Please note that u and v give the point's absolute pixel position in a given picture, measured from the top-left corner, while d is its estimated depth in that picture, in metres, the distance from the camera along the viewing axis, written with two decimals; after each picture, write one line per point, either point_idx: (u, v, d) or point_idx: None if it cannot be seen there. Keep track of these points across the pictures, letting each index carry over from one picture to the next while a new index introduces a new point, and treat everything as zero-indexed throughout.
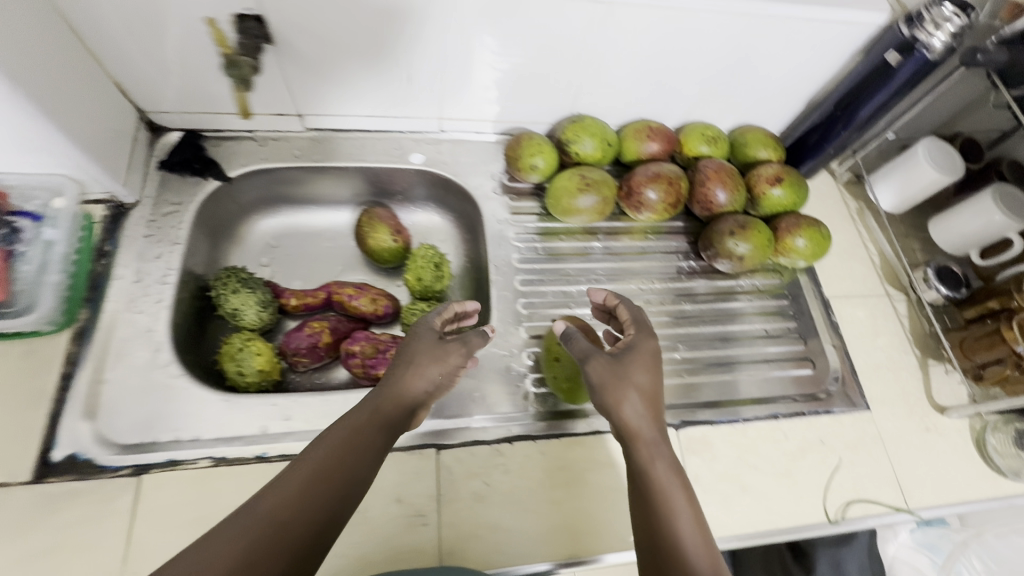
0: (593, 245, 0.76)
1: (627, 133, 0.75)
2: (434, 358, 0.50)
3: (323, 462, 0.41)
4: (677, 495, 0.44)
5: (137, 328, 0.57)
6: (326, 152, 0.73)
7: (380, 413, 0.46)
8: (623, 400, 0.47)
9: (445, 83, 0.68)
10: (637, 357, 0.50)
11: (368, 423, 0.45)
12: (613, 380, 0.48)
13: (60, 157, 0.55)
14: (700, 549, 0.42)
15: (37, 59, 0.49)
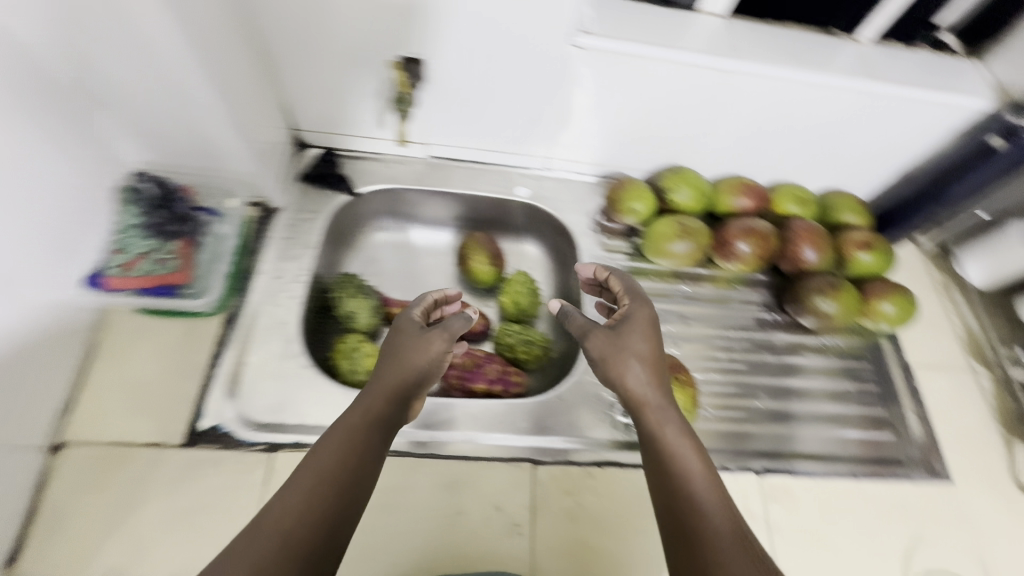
0: (680, 289, 0.79)
1: (722, 187, 0.79)
2: (420, 347, 0.54)
3: (326, 463, 0.44)
4: (686, 448, 0.48)
5: (275, 320, 0.63)
6: (442, 178, 0.80)
7: (374, 406, 0.49)
8: (624, 361, 0.52)
9: (563, 127, 0.74)
10: (631, 324, 0.55)
11: (363, 417, 0.48)
12: (614, 352, 0.53)
13: (239, 165, 0.63)
14: (715, 497, 0.45)
15: (238, 80, 0.58)
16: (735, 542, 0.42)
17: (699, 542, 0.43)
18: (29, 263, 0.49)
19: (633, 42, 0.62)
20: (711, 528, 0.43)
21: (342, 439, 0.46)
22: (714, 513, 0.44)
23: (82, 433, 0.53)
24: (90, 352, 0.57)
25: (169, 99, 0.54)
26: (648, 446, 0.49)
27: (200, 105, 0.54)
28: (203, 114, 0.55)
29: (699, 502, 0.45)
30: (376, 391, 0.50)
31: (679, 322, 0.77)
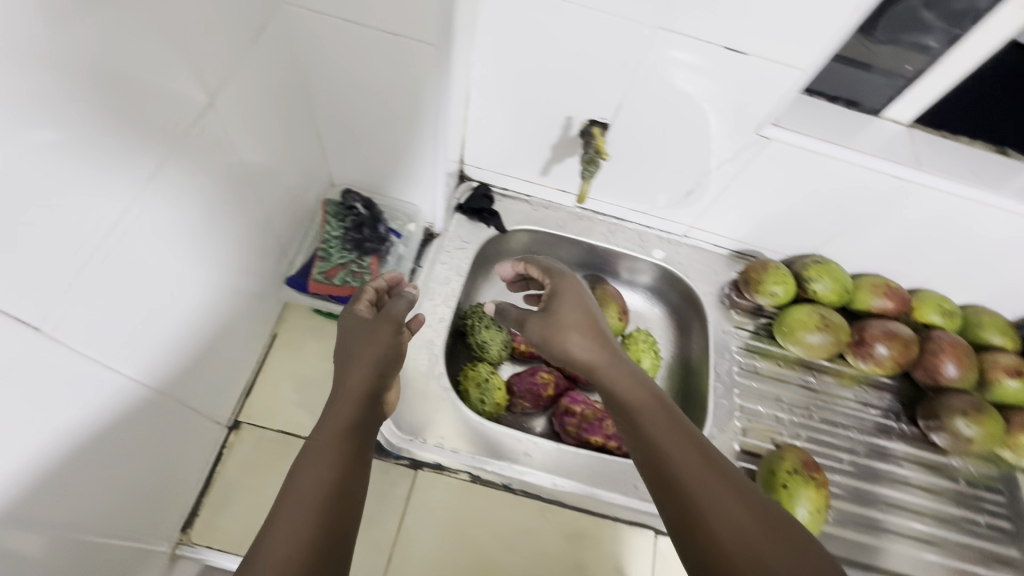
0: (805, 378, 0.78)
1: (863, 284, 0.78)
2: (371, 336, 0.56)
3: (323, 469, 0.44)
4: (649, 401, 0.48)
5: (424, 340, 0.68)
6: (583, 229, 0.83)
7: (342, 415, 0.48)
8: (569, 338, 0.53)
9: (716, 202, 0.76)
10: (561, 305, 0.55)
11: (337, 424, 0.48)
12: (554, 332, 0.54)
13: (425, 194, 0.70)
14: (681, 440, 0.45)
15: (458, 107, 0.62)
16: (714, 479, 0.42)
17: (681, 493, 0.42)
18: (244, 257, 0.57)
19: (821, 140, 0.63)
20: (690, 475, 0.43)
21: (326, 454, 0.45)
22: (685, 458, 0.44)
23: (257, 415, 0.58)
24: (271, 342, 0.62)
25: (386, 129, 0.61)
26: (618, 414, 0.49)
27: (415, 141, 0.62)
28: (415, 148, 0.63)
29: (671, 452, 0.44)
30: (341, 406, 0.49)
31: (802, 413, 0.75)
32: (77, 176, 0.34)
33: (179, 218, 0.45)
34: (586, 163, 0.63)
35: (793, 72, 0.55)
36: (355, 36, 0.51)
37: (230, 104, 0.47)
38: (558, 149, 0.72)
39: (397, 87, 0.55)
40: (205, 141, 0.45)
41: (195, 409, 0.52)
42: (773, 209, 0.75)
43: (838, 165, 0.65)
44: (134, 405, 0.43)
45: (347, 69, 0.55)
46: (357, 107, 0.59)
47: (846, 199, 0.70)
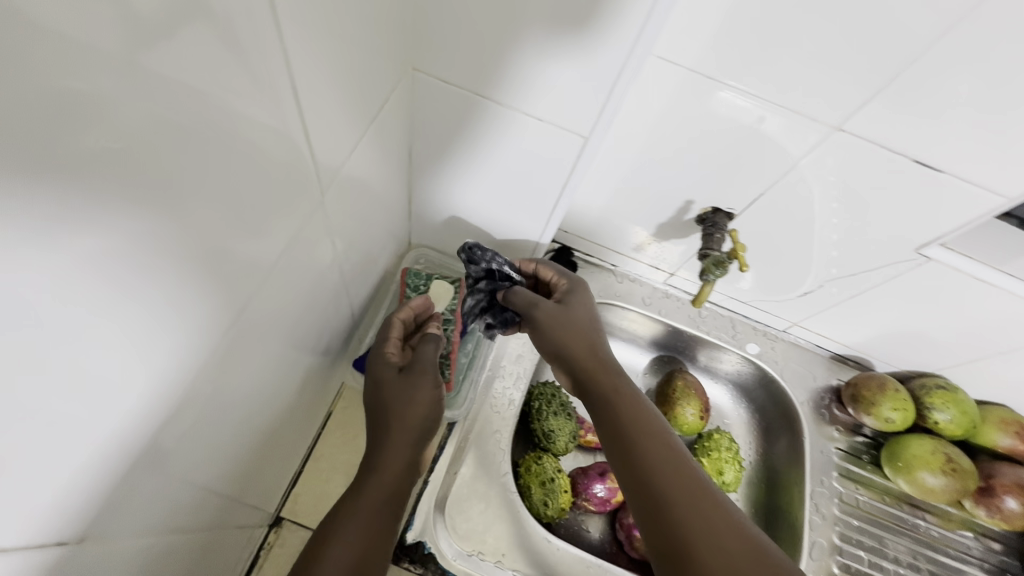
0: (910, 518, 0.67)
1: (989, 417, 0.67)
2: (411, 394, 0.48)
3: (350, 544, 0.39)
4: (640, 412, 0.44)
5: (490, 430, 0.60)
6: (671, 310, 0.74)
7: (383, 480, 0.44)
8: (577, 337, 0.49)
9: (834, 305, 0.66)
10: (577, 305, 0.52)
11: (377, 489, 0.43)
12: (562, 323, 0.50)
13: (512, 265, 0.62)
14: (668, 454, 0.41)
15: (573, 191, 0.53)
16: (697, 498, 0.38)
17: (664, 507, 0.38)
18: (320, 336, 0.49)
19: (983, 264, 0.53)
20: (672, 492, 0.39)
21: (360, 525, 0.41)
22: (670, 472, 0.40)
23: (302, 510, 0.50)
24: (324, 421, 0.55)
25: (491, 203, 0.53)
26: (607, 420, 0.45)
27: (516, 218, 0.54)
28: (516, 223, 0.55)
29: (657, 466, 0.40)
30: (381, 470, 0.44)
31: (906, 561, 0.65)
32: (182, 300, 0.26)
33: (268, 319, 0.37)
34: (712, 263, 0.55)
35: (994, 198, 0.46)
36: (494, 111, 0.43)
37: (341, 179, 0.40)
38: (664, 228, 0.64)
39: (525, 166, 0.47)
40: (307, 225, 0.38)
41: (242, 518, 0.44)
42: (900, 324, 0.65)
43: (1000, 295, 0.56)
44: (185, 536, 0.36)
45: (469, 140, 0.46)
46: (464, 178, 0.51)
47: (994, 328, 0.60)
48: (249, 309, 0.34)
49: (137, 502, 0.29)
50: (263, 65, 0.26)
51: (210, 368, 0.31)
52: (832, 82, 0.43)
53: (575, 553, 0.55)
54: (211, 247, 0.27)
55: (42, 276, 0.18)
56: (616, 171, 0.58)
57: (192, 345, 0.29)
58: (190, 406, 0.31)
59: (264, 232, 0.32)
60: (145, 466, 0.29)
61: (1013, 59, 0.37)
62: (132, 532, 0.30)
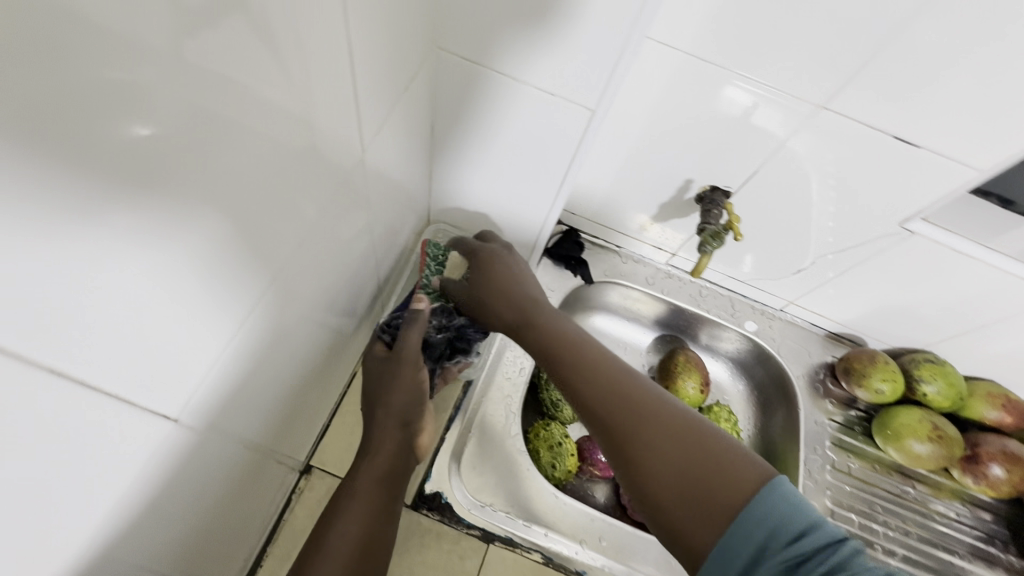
0: (900, 486, 0.71)
1: (977, 390, 0.71)
2: (392, 380, 0.52)
3: (356, 519, 0.43)
4: (583, 350, 0.49)
5: (502, 394, 0.64)
6: (672, 289, 0.78)
7: (378, 461, 0.48)
8: (504, 293, 0.55)
9: (827, 282, 0.70)
10: (491, 276, 0.56)
11: (373, 468, 0.47)
12: (478, 309, 0.57)
13: (524, 242, 0.66)
14: (611, 380, 0.45)
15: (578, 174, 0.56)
16: (635, 410, 0.43)
17: (611, 431, 0.43)
18: (348, 299, 0.53)
19: (966, 240, 0.58)
20: (614, 413, 0.43)
21: (361, 503, 0.44)
22: (609, 397, 0.44)
23: (330, 459, 0.55)
24: (348, 382, 0.59)
25: (503, 178, 0.58)
26: (556, 367, 0.49)
27: (529, 194, 0.59)
28: (529, 199, 0.59)
29: (599, 395, 0.45)
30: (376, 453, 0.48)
31: (897, 526, 0.68)
32: (246, 236, 0.30)
33: (311, 272, 0.42)
34: (709, 236, 0.59)
35: (968, 171, 0.50)
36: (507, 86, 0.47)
37: (375, 149, 0.44)
38: (665, 208, 0.68)
39: (534, 141, 0.51)
40: (344, 190, 0.42)
41: (280, 461, 0.49)
42: (889, 300, 0.69)
43: (981, 269, 0.59)
44: (236, 465, 0.40)
45: (485, 116, 0.50)
46: (479, 154, 0.55)
47: (978, 303, 0.64)
48: (296, 260, 0.38)
49: (214, 421, 0.33)
50: (318, 37, 0.30)
51: (266, 307, 0.36)
52: (816, 64, 0.47)
53: (581, 509, 0.59)
54: (269, 198, 0.32)
55: (157, 187, 0.22)
56: (621, 153, 0.62)
57: (257, 282, 0.33)
58: (254, 339, 0.35)
59: (311, 189, 0.37)
60: (219, 388, 0.33)
61: (986, 37, 0.41)
62: (209, 447, 0.34)
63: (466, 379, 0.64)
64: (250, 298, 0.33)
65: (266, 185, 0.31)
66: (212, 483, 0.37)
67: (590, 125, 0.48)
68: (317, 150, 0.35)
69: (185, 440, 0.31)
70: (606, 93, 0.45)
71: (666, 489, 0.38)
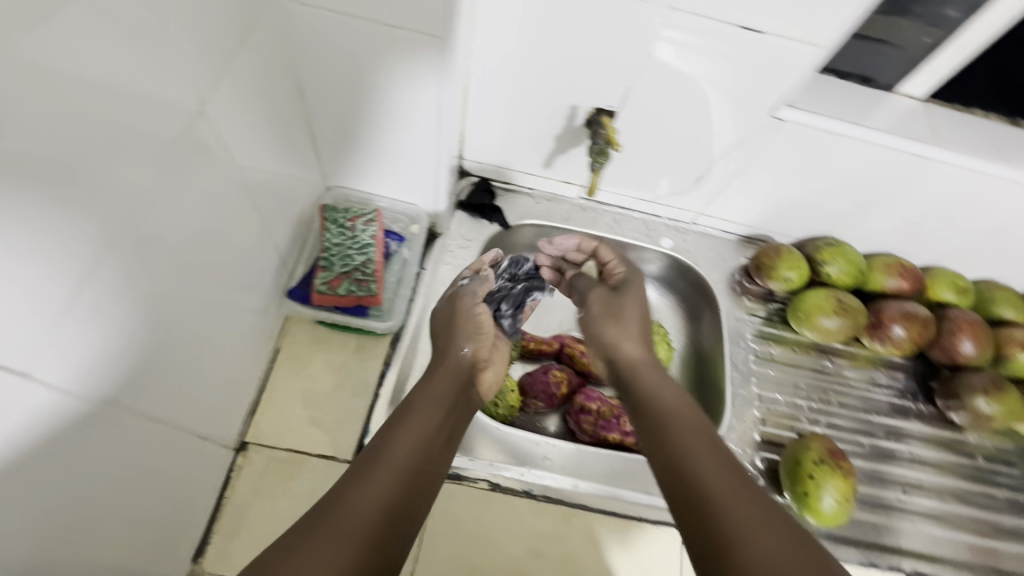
0: (818, 363, 0.76)
1: (875, 264, 0.76)
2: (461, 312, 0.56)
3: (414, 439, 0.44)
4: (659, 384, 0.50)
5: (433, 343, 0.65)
6: (589, 220, 0.81)
7: (439, 392, 0.50)
8: (622, 309, 0.58)
9: (725, 187, 0.74)
10: (589, 298, 0.60)
11: (430, 401, 0.48)
12: (607, 311, 0.58)
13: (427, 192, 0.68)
14: (692, 420, 0.47)
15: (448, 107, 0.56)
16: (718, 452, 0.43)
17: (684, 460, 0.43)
18: (248, 269, 0.52)
19: (834, 120, 0.62)
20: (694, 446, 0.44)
21: (421, 422, 0.46)
22: (686, 429, 0.46)
23: (263, 433, 0.55)
24: (273, 357, 0.59)
25: (387, 153, 0.63)
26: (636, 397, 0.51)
27: (416, 137, 0.59)
28: (418, 142, 0.60)
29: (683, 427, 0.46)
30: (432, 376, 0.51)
31: (820, 399, 0.74)
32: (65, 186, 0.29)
33: (186, 241, 0.41)
34: (597, 154, 0.62)
35: (811, 51, 0.53)
36: (355, 52, 0.49)
37: (234, 105, 0.44)
38: (562, 140, 0.70)
39: (405, 105, 0.55)
40: (205, 152, 0.42)
41: (206, 436, 0.49)
42: (781, 194, 0.73)
43: (851, 147, 0.64)
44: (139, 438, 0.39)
45: (352, 65, 0.51)
46: (353, 131, 0.59)
47: (859, 180, 0.69)
48: (164, 221, 0.38)
49: (91, 386, 0.33)
50: None
51: (124, 266, 0.35)
52: None
53: (523, 435, 0.62)
54: (97, 145, 0.31)
55: None
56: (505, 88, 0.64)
57: (100, 238, 0.32)
58: (116, 298, 0.34)
59: (162, 152, 0.36)
60: (87, 351, 0.33)
61: None
62: (93, 414, 0.34)
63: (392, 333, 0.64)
64: (97, 254, 0.32)
65: (97, 138, 0.30)
66: (118, 452, 0.37)
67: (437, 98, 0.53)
68: (156, 108, 0.35)
69: (45, 402, 0.30)
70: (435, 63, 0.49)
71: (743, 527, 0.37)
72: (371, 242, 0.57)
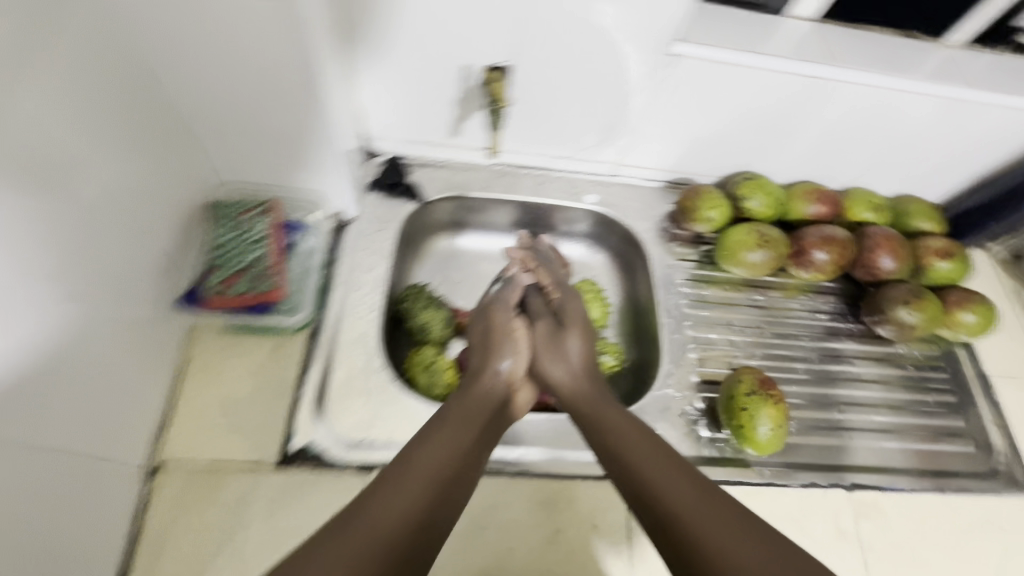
0: (750, 298, 0.77)
1: (795, 193, 0.77)
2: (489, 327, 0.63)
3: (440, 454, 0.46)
4: (616, 418, 0.53)
5: (356, 332, 0.62)
6: (509, 185, 0.78)
7: (471, 411, 0.52)
8: (563, 344, 0.61)
9: (637, 132, 0.73)
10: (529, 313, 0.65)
11: (462, 422, 0.51)
12: (548, 340, 0.62)
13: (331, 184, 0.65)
14: (653, 451, 0.49)
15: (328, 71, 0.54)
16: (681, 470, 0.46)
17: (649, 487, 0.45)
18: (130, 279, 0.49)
19: (728, 50, 0.62)
20: (657, 471, 0.46)
21: (448, 440, 0.48)
22: (650, 460, 0.47)
23: (176, 451, 0.52)
24: (179, 370, 0.56)
25: (266, 148, 0.60)
26: (597, 438, 0.53)
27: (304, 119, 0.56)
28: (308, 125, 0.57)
29: (644, 457, 0.48)
30: (470, 396, 0.54)
31: (755, 333, 0.75)
32: None
33: (55, 253, 0.38)
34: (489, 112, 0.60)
35: None
36: (213, 37, 0.48)
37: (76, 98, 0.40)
38: (462, 103, 0.68)
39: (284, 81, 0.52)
40: (45, 152, 0.38)
41: (107, 461, 0.46)
42: (694, 132, 0.73)
43: (748, 76, 0.64)
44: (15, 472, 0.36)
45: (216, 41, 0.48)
46: (224, 130, 0.57)
47: (764, 111, 0.69)
48: (7, 232, 0.35)
49: None
50: None
51: None
52: None
53: None
54: None
55: None
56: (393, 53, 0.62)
57: None
58: None
59: None
60: None
61: None
62: None
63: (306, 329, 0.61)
64: None
65: None
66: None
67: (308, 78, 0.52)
68: None
69: None
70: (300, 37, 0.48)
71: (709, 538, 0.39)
72: (267, 233, 0.56)
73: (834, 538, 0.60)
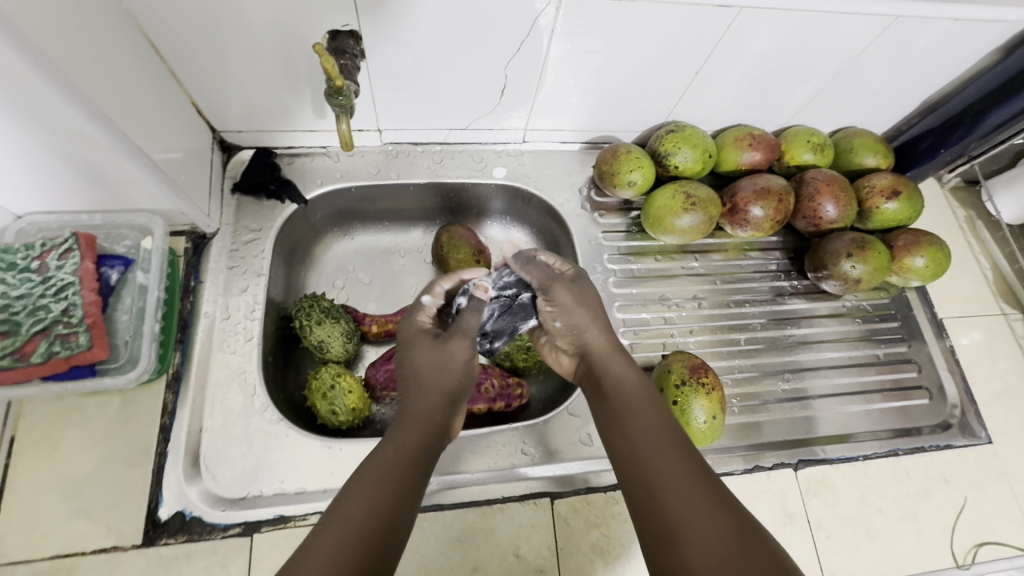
0: (686, 266, 0.70)
1: (726, 141, 0.68)
2: (441, 358, 0.49)
3: (386, 481, 0.37)
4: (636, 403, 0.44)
5: (231, 369, 0.54)
6: (404, 168, 0.68)
7: (410, 445, 0.41)
8: (576, 317, 0.51)
9: (537, 91, 0.63)
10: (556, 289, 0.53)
11: (401, 454, 0.39)
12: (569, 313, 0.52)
13: (173, 206, 0.53)
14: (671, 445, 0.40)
15: (98, 70, 0.42)
16: (691, 481, 0.37)
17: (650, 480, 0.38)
18: None
19: None
20: (671, 480, 0.37)
21: (393, 467, 0.38)
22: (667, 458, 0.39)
23: (13, 547, 0.45)
24: (8, 451, 0.48)
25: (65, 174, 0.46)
26: (611, 429, 0.43)
27: (121, 135, 0.44)
28: (131, 134, 0.45)
29: (653, 460, 0.39)
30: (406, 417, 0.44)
31: (693, 304, 0.68)
32: None
33: None
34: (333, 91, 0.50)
35: None
36: None
37: None
38: (317, 80, 0.57)
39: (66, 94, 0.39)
40: None
41: None
42: (602, 82, 0.63)
43: (641, 15, 0.54)
44: None
45: None
46: None
47: (675, 53, 0.59)
48: None
49: None
50: None
51: None
52: None
53: (359, 445, 0.52)
54: None
55: None
56: (217, 28, 0.50)
57: None
58: None
59: None
60: None
61: None
62: None
63: (155, 378, 0.51)
64: None
65: None
66: None
67: (67, 88, 0.39)
68: None
69: None
70: (16, 36, 0.35)
71: (692, 541, 0.33)
72: (74, 280, 0.47)
73: (783, 524, 0.56)
